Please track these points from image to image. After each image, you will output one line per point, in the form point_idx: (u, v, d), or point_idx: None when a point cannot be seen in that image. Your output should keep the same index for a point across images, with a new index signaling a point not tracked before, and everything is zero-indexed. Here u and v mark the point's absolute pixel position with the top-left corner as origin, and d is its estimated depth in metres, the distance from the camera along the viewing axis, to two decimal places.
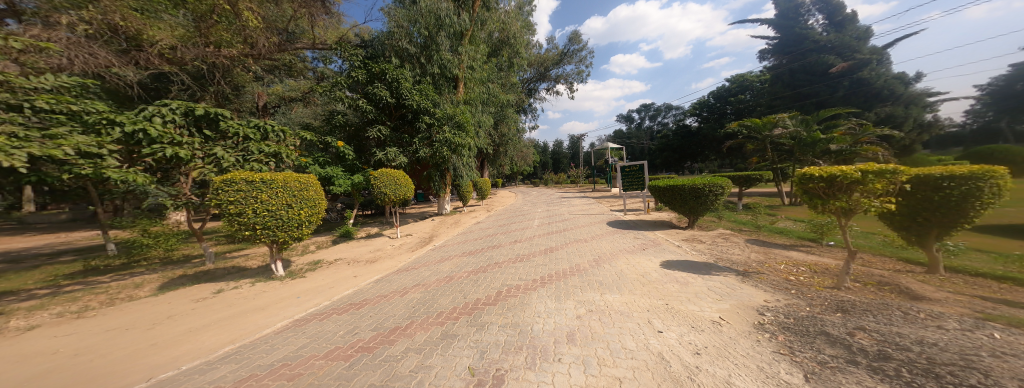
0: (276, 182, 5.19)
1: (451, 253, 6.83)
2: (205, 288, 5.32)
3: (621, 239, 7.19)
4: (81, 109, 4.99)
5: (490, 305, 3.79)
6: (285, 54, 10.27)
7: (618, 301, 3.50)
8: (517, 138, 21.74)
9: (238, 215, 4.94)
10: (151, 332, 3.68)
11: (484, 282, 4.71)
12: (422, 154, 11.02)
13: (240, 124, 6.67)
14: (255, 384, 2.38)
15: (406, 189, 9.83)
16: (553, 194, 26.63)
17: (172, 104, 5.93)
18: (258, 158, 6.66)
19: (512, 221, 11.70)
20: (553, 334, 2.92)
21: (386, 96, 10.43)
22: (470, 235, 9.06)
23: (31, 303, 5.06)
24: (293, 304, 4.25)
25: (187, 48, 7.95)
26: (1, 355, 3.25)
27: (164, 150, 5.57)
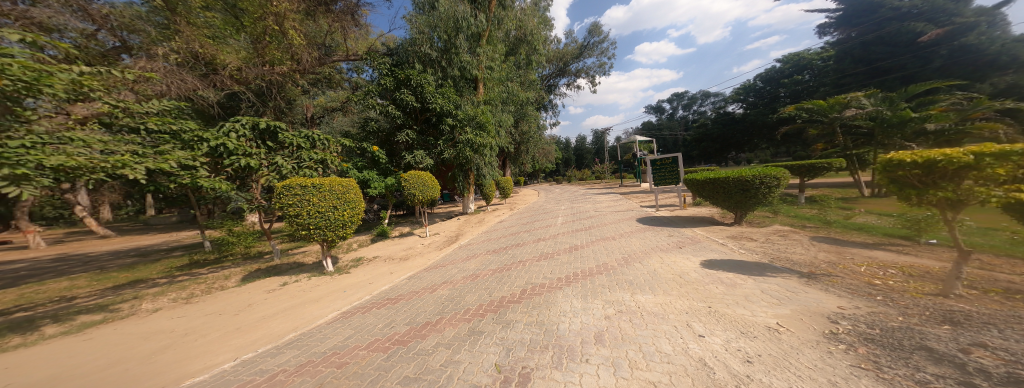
0: (324, 186, 5.68)
1: (477, 251, 6.91)
2: (273, 281, 6.00)
3: (654, 236, 6.71)
4: (179, 127, 5.95)
5: (517, 303, 3.75)
6: (324, 67, 11.10)
7: (653, 301, 3.24)
8: (538, 135, 21.77)
9: (294, 216, 5.49)
10: (233, 318, 4.24)
11: (510, 279, 4.69)
12: (446, 155, 11.35)
13: (295, 135, 7.43)
14: (312, 369, 2.59)
15: (433, 190, 10.17)
16: (579, 190, 26.05)
17: (242, 119, 6.78)
18: (308, 164, 7.36)
19: (536, 218, 11.54)
20: (580, 334, 2.80)
21: (411, 101, 10.83)
22: (495, 233, 9.11)
23: (155, 289, 6.16)
24: (340, 297, 4.59)
25: (250, 68, 9.13)
26: (131, 332, 3.97)
27: (239, 161, 6.42)
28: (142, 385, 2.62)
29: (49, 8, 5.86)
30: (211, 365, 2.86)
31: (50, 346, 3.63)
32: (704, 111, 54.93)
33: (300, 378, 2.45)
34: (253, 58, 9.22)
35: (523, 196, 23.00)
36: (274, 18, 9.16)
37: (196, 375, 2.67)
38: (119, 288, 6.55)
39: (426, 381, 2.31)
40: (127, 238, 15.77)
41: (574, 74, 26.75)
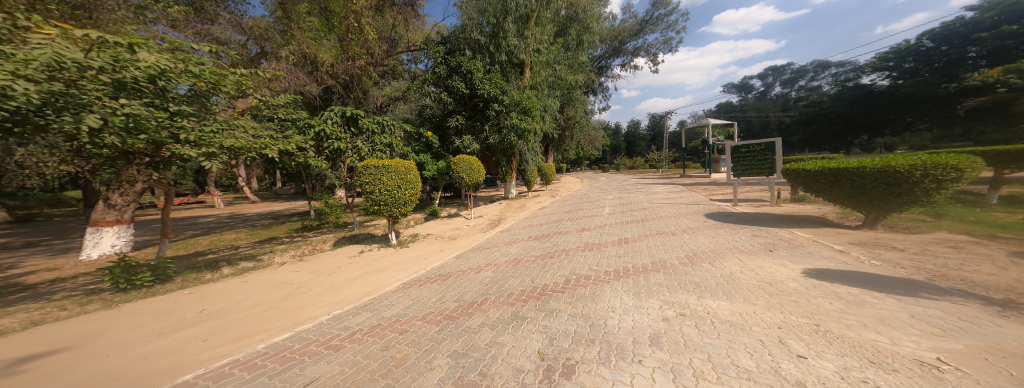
0: (391, 166, 6.33)
1: (517, 236, 6.98)
2: (353, 248, 6.99)
3: (730, 234, 5.90)
4: (295, 116, 7.20)
5: (561, 292, 3.71)
6: (390, 59, 12.03)
7: (730, 309, 2.87)
8: (584, 120, 20.98)
9: (368, 193, 6.30)
10: (331, 277, 5.09)
11: (553, 268, 4.63)
12: (491, 141, 11.51)
13: (370, 121, 8.34)
14: (380, 331, 2.97)
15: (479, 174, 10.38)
16: (631, 179, 24.46)
17: (333, 109, 7.87)
18: (378, 149, 8.26)
19: (580, 207, 11.09)
20: (631, 333, 2.64)
21: (461, 88, 11.18)
22: (538, 219, 9.09)
23: (281, 246, 7.76)
24: (402, 269, 5.13)
25: (340, 64, 10.79)
26: (269, 280, 5.06)
27: (332, 144, 7.58)
28: (270, 324, 3.32)
29: (221, 25, 8.17)
30: (311, 317, 3.46)
31: (224, 284, 4.89)
32: (802, 88, 45.48)
33: (372, 339, 2.82)
34: (339, 56, 10.68)
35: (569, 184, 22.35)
36: (354, 17, 10.18)
37: (304, 324, 3.26)
38: (263, 242, 8.43)
39: (473, 358, 2.44)
40: (256, 204, 20.19)
41: (631, 53, 24.60)
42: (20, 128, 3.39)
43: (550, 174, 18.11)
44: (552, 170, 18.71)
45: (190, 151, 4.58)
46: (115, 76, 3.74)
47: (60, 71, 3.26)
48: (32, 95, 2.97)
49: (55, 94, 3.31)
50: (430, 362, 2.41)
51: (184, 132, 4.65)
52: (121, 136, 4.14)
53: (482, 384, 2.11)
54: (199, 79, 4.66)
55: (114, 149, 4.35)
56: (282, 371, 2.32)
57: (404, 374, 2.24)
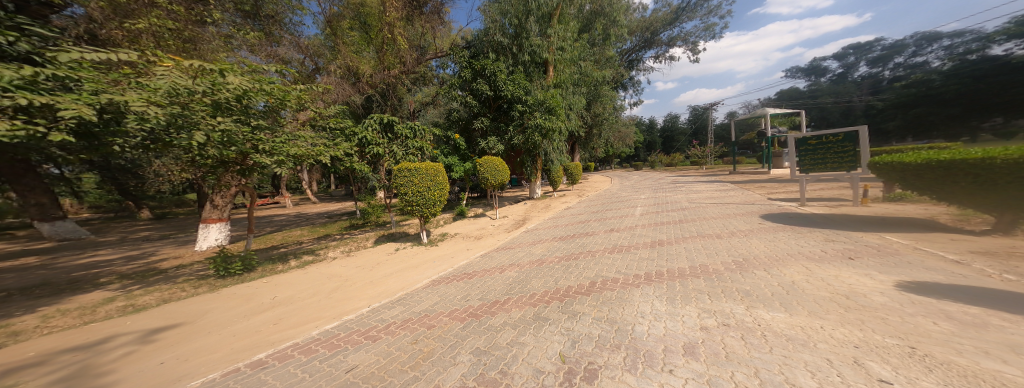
0: (422, 169, 6.65)
1: (540, 237, 6.96)
2: (389, 246, 7.42)
3: (791, 238, 5.33)
4: (342, 125, 7.84)
5: (585, 295, 3.66)
6: (421, 67, 12.50)
7: (788, 321, 2.60)
8: (613, 117, 20.33)
9: (402, 194, 6.68)
10: (373, 271, 5.49)
11: (577, 270, 4.57)
12: (516, 141, 11.53)
13: (405, 126, 8.82)
14: (411, 325, 3.14)
15: (504, 175, 10.54)
16: (669, 177, 23.14)
17: (373, 117, 8.45)
18: (411, 152, 8.67)
19: (608, 207, 10.74)
20: (663, 340, 2.55)
21: (485, 90, 11.32)
22: (562, 220, 8.96)
23: (333, 242, 8.50)
24: (432, 267, 5.37)
25: (378, 73, 11.48)
26: (322, 271, 5.60)
27: (373, 149, 8.13)
28: (322, 312, 3.68)
29: (284, 47, 9.53)
30: (355, 308, 3.76)
31: (290, 274, 5.50)
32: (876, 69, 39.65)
33: (404, 331, 3.00)
34: (377, 66, 11.37)
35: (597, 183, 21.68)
36: (387, 28, 10.83)
37: (349, 314, 3.55)
38: (320, 238, 9.31)
39: (493, 356, 2.51)
40: (310, 204, 22.32)
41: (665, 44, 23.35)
42: (152, 142, 4.49)
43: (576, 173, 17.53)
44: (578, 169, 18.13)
45: (267, 160, 5.45)
46: (214, 97, 4.54)
47: (174, 93, 4.13)
48: (158, 118, 3.80)
49: (175, 115, 4.12)
50: (453, 357, 2.51)
51: (261, 143, 5.47)
52: (220, 148, 4.94)
53: (501, 382, 2.16)
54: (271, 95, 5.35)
55: (216, 159, 5.22)
56: (327, 357, 2.56)
57: (429, 368, 2.36)
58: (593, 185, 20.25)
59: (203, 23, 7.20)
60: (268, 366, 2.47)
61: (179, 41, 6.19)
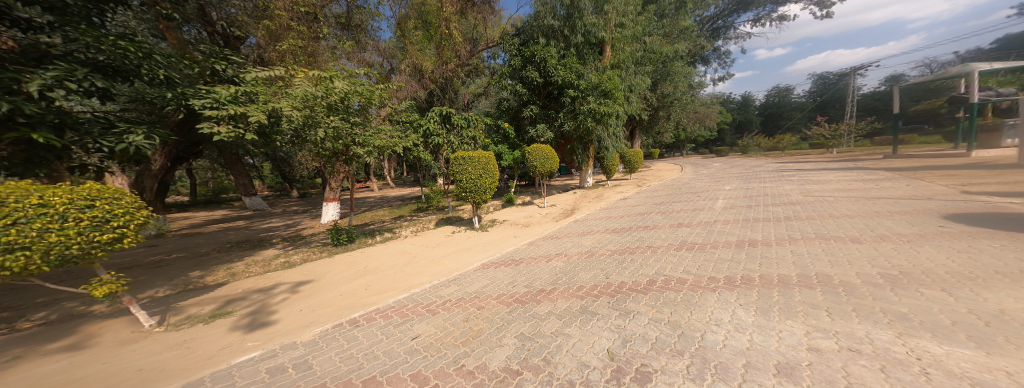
0: (474, 156, 6.98)
1: (592, 228, 6.60)
2: (446, 229, 7.98)
3: (1006, 249, 3.68)
4: (411, 118, 8.67)
5: (643, 294, 3.34)
6: (474, 58, 13.10)
7: (977, 362, 1.81)
8: (686, 97, 18.00)
9: (458, 181, 7.11)
10: (433, 250, 6.05)
11: (631, 266, 4.20)
12: (567, 128, 11.23)
13: (461, 117, 9.37)
14: (465, 303, 3.34)
15: (553, 163, 10.22)
16: (771, 165, 19.10)
17: (435, 109, 9.11)
18: (465, 142, 9.29)
19: (677, 199, 9.57)
20: (745, 355, 2.17)
21: (536, 77, 11.12)
22: (617, 212, 8.29)
23: (408, 221, 9.63)
24: (481, 251, 5.66)
25: (438, 69, 12.36)
26: (396, 247, 6.40)
27: (433, 139, 8.83)
28: (397, 284, 4.25)
29: (369, 51, 11.02)
30: (421, 283, 4.21)
31: (375, 247, 6.46)
32: None
33: (459, 309, 3.20)
34: (437, 61, 12.11)
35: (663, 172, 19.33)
36: (445, 23, 11.36)
37: (415, 288, 4.00)
38: (400, 218, 10.63)
39: (538, 343, 2.49)
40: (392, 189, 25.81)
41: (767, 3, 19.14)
42: (295, 140, 6.01)
43: (634, 162, 15.79)
44: (638, 157, 16.28)
45: (360, 151, 6.39)
46: (326, 100, 5.68)
47: (309, 100, 5.48)
48: (298, 119, 5.25)
49: (308, 116, 5.47)
50: (499, 339, 2.56)
51: (357, 137, 6.43)
52: (331, 142, 6.02)
53: (544, 370, 2.17)
54: (363, 95, 6.32)
55: (331, 151, 6.37)
56: (396, 324, 2.92)
57: (478, 346, 2.46)
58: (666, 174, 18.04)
59: (317, 38, 8.85)
60: (360, 324, 2.98)
61: (306, 55, 7.98)
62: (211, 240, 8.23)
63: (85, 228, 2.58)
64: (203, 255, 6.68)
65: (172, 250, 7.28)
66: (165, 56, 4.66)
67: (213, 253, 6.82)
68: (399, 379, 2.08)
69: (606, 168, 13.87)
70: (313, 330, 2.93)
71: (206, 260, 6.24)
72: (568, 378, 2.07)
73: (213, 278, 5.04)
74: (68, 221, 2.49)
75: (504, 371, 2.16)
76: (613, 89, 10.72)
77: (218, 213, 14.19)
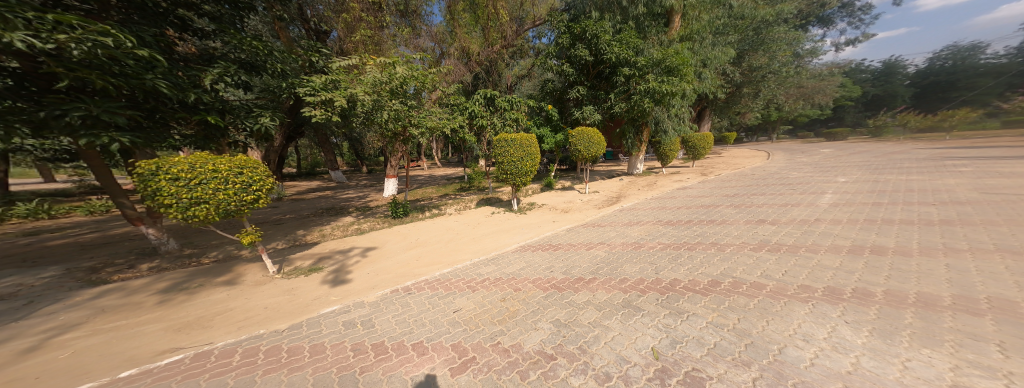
0: (517, 139, 6.99)
1: (642, 219, 6.05)
2: (484, 209, 8.09)
3: None
4: (459, 102, 9.11)
5: (703, 295, 2.97)
6: (520, 39, 12.61)
7: None
8: (781, 71, 15.09)
9: (499, 163, 7.20)
10: (474, 229, 6.32)
11: (687, 263, 3.76)
12: (617, 110, 10.57)
13: (503, 99, 9.49)
14: (503, 284, 3.43)
15: (602, 148, 9.35)
16: (917, 152, 14.53)
17: (480, 93, 9.34)
18: (508, 124, 9.49)
19: (757, 191, 8.12)
20: (845, 381, 1.76)
21: (585, 56, 10.50)
22: (677, 202, 7.41)
23: (461, 198, 10.21)
24: (519, 234, 5.71)
25: (483, 51, 12.29)
26: (443, 223, 6.83)
27: (478, 121, 9.16)
28: (442, 258, 4.62)
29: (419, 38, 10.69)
30: (461, 259, 4.47)
31: (425, 222, 7.03)
32: None
33: (496, 288, 3.31)
34: (483, 44, 12.08)
35: (745, 159, 16.38)
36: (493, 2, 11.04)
37: (457, 263, 4.25)
38: (453, 194, 11.36)
39: (575, 331, 2.45)
40: None
41: None
42: (365, 121, 6.98)
43: (699, 148, 13.79)
44: (709, 141, 14.05)
45: (415, 132, 7.04)
46: (387, 86, 6.42)
47: (377, 85, 6.37)
48: (368, 102, 6.16)
49: (374, 100, 6.32)
50: (535, 322, 2.60)
51: (412, 119, 7.07)
52: (391, 123, 6.79)
53: (579, 359, 2.12)
54: (418, 80, 6.88)
55: (393, 132, 7.15)
56: (441, 296, 3.20)
57: (514, 326, 2.55)
58: (747, 162, 15.31)
59: (380, 27, 9.33)
60: (410, 292, 3.37)
61: (373, 44, 8.84)
62: (308, 206, 10.08)
63: (239, 189, 3.62)
64: (303, 217, 8.28)
65: (286, 211, 9.21)
66: (284, 53, 6.02)
67: (310, 216, 8.38)
68: (442, 346, 2.30)
69: (660, 153, 12.66)
70: (376, 292, 3.40)
71: (306, 221, 7.76)
72: (604, 370, 2.00)
73: (311, 236, 6.25)
74: (229, 183, 3.54)
75: (538, 354, 2.18)
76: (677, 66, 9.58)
77: (313, 184, 16.97)
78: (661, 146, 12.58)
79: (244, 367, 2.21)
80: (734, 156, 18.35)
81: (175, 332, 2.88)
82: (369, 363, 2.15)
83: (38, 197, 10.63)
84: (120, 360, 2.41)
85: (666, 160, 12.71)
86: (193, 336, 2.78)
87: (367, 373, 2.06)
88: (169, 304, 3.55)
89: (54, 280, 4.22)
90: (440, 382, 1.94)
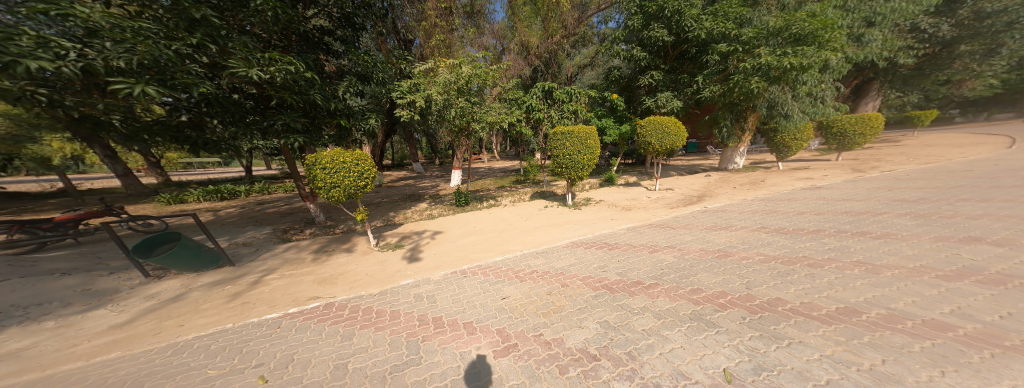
0: (576, 132, 6.68)
1: (737, 223, 5.07)
2: (539, 202, 8.01)
3: None
4: (521, 96, 9.17)
5: (824, 324, 2.21)
6: (582, 26, 12.06)
7: None
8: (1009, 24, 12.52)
9: (555, 157, 7.03)
10: (527, 221, 6.38)
11: (801, 282, 2.90)
12: (709, 93, 9.06)
13: (562, 91, 9.13)
14: (552, 278, 3.40)
15: (678, 138, 8.09)
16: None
17: (540, 86, 9.18)
18: (566, 116, 9.07)
19: (932, 195, 5.76)
20: None
21: (663, 36, 9.24)
22: (800, 206, 5.86)
23: (526, 189, 10.39)
24: (571, 229, 5.53)
25: (543, 43, 11.97)
26: (499, 214, 7.07)
27: (534, 115, 9.07)
28: (495, 247, 4.86)
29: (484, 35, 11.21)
30: (510, 249, 4.62)
31: (483, 212, 7.41)
32: None
33: (542, 282, 3.31)
34: (543, 35, 11.66)
35: (953, 151, 11.38)
36: None
37: (507, 253, 4.43)
38: (522, 185, 11.66)
39: (624, 336, 2.28)
40: None
41: None
42: (436, 119, 7.75)
43: (854, 134, 10.62)
44: (873, 124, 10.67)
45: (476, 127, 7.50)
46: (455, 85, 6.96)
47: (447, 86, 6.94)
48: (439, 101, 6.81)
49: (445, 100, 6.96)
50: (580, 320, 2.52)
51: (476, 116, 7.54)
52: (457, 120, 7.41)
53: (627, 365, 1.98)
54: (481, 79, 7.28)
55: (460, 127, 7.75)
56: (492, 283, 3.39)
57: (558, 321, 2.53)
58: (951, 154, 10.68)
59: (450, 30, 10.04)
60: (466, 275, 3.66)
61: (444, 47, 9.63)
62: (397, 192, 11.85)
63: (356, 176, 4.54)
64: (395, 201, 9.81)
65: (387, 196, 11.07)
66: (383, 64, 7.15)
67: (399, 201, 9.86)
68: (488, 330, 2.46)
69: (777, 144, 10.20)
70: (440, 272, 3.82)
71: (398, 205, 9.18)
72: (654, 381, 1.82)
73: (400, 218, 7.38)
74: (351, 171, 4.50)
75: (580, 352, 2.13)
76: (804, 32, 7.61)
77: (401, 173, 19.70)
78: (778, 133, 10.11)
79: (349, 320, 2.80)
80: (930, 145, 13.08)
81: (317, 284, 3.82)
82: (429, 334, 2.46)
83: (261, 178, 15.73)
84: (287, 300, 3.38)
85: (786, 152, 10.22)
86: (324, 289, 3.65)
87: (427, 342, 2.36)
88: (318, 261, 4.76)
89: (271, 236, 6.27)
90: (485, 362, 2.09)
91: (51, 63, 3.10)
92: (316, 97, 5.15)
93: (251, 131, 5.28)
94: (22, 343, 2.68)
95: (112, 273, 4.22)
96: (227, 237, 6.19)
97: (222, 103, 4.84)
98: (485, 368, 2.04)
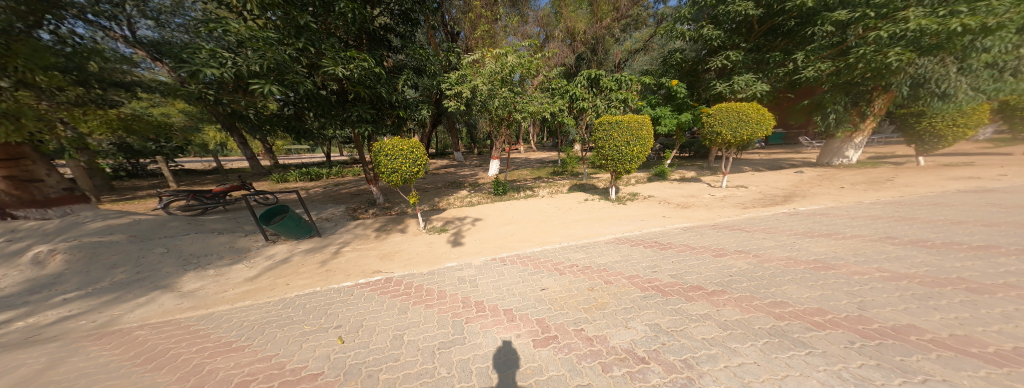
0: (624, 122, 6.28)
1: (848, 230, 4.30)
2: (578, 195, 7.78)
3: None
4: (562, 86, 8.91)
5: (990, 364, 1.75)
6: (636, 7, 11.20)
7: None
8: None
9: (598, 148, 6.73)
10: (567, 213, 6.26)
11: (955, 310, 2.32)
12: (814, 72, 7.75)
13: (609, 79, 8.61)
14: (597, 274, 3.29)
15: (762, 127, 7.07)
16: None
17: (586, 75, 8.78)
18: (613, 105, 8.43)
19: None
20: None
21: (747, 9, 8.01)
22: (953, 214, 4.71)
23: (564, 181, 10.13)
24: (615, 224, 5.28)
25: (591, 28, 11.41)
26: (537, 205, 7.03)
27: (577, 104, 8.65)
28: (534, 237, 4.88)
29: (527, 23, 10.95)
30: (548, 241, 4.60)
31: (523, 202, 7.42)
32: None
33: (583, 277, 3.23)
34: (590, 20, 11.20)
35: None
36: None
37: (546, 244, 4.41)
38: (563, 176, 11.40)
39: (679, 342, 2.13)
40: None
41: None
42: (480, 108, 7.86)
43: None
44: None
45: (517, 117, 7.52)
46: (499, 75, 7.04)
47: (492, 76, 7.03)
48: (484, 92, 6.94)
49: (490, 90, 7.07)
50: (626, 320, 2.42)
51: (518, 106, 7.54)
52: (501, 109, 7.49)
53: (681, 372, 1.85)
54: (523, 68, 7.27)
55: (500, 117, 7.86)
56: (531, 273, 3.41)
57: (601, 318, 2.46)
58: None
59: (495, 19, 10.07)
60: (506, 263, 3.74)
61: (488, 38, 9.81)
62: (440, 179, 12.45)
63: (412, 163, 4.87)
64: (440, 188, 10.32)
65: (436, 182, 11.72)
66: (433, 57, 7.47)
67: (444, 187, 10.37)
68: (527, 319, 2.49)
69: (920, 132, 8.30)
70: (481, 258, 3.97)
71: (443, 191, 9.66)
72: None
73: (446, 203, 7.77)
74: (408, 158, 4.84)
75: (626, 352, 2.05)
76: None
77: (443, 162, 20.58)
78: (925, 119, 8.19)
79: (404, 296, 3.05)
80: None
81: (379, 260, 4.22)
82: (472, 316, 2.58)
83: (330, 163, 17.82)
84: (356, 272, 3.80)
85: (936, 143, 8.22)
86: (385, 265, 4.01)
87: (470, 323, 2.48)
88: (380, 239, 5.26)
89: (345, 213, 7.10)
90: (525, 349, 2.13)
91: (219, 70, 4.03)
92: (382, 90, 5.65)
93: (335, 122, 5.94)
94: (194, 285, 3.48)
95: (246, 234, 5.20)
96: (315, 212, 7.18)
97: (319, 99, 5.52)
98: (522, 355, 2.08)
